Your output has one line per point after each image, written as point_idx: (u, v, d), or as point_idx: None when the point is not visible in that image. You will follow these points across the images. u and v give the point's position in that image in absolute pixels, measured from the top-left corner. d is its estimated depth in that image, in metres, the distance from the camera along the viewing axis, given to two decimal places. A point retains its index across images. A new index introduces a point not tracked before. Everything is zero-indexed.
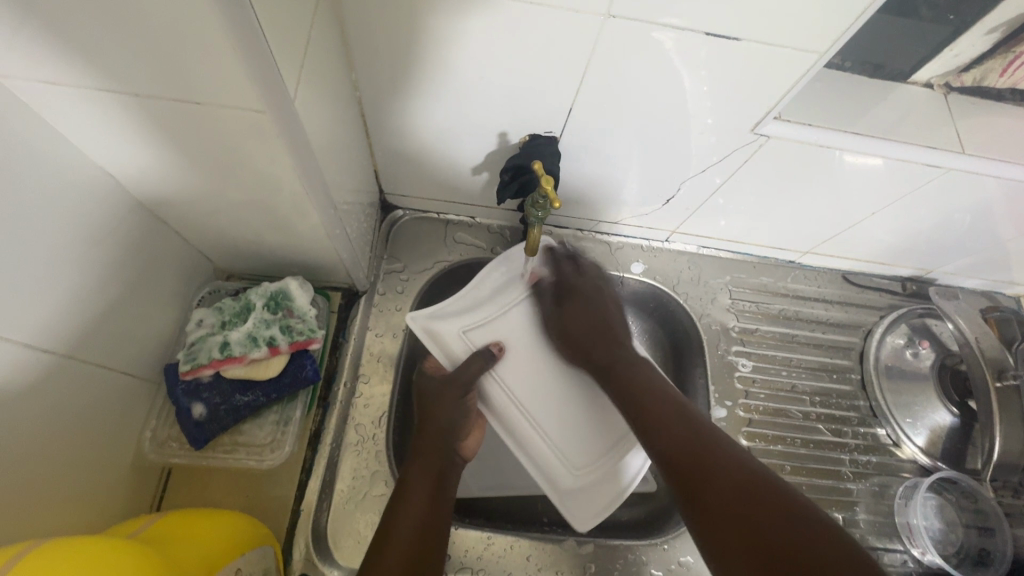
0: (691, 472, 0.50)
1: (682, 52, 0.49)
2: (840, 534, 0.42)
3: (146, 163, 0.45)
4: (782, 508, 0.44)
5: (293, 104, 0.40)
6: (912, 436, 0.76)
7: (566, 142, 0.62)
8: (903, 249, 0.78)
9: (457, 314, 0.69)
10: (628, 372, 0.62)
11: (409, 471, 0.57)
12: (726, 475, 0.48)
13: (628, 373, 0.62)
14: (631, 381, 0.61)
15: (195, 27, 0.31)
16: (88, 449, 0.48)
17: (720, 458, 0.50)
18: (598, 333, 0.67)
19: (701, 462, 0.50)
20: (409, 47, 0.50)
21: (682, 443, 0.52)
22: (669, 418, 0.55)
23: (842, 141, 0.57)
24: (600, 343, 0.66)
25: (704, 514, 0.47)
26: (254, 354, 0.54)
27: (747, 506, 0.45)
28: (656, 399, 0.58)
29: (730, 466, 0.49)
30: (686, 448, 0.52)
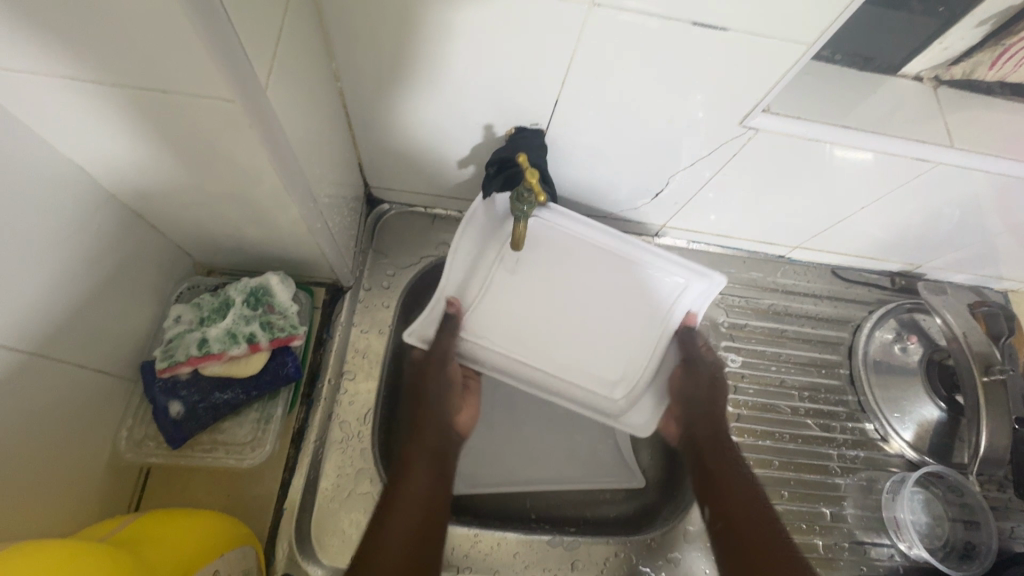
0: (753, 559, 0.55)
1: (671, 43, 0.48)
2: None
3: (118, 156, 0.44)
4: None
5: (266, 93, 0.38)
6: (900, 431, 0.76)
7: (553, 135, 0.61)
8: (892, 243, 0.78)
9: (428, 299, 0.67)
10: (721, 451, 0.64)
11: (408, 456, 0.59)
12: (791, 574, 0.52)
13: (721, 452, 0.64)
14: (719, 467, 0.63)
15: (157, 10, 0.30)
16: (60, 449, 0.46)
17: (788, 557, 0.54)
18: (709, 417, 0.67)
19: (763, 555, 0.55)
20: (390, 37, 0.49)
21: (754, 538, 0.57)
22: (747, 507, 0.59)
23: (832, 135, 0.57)
24: (709, 422, 0.66)
25: None
26: (233, 351, 0.53)
27: None
28: (740, 487, 0.61)
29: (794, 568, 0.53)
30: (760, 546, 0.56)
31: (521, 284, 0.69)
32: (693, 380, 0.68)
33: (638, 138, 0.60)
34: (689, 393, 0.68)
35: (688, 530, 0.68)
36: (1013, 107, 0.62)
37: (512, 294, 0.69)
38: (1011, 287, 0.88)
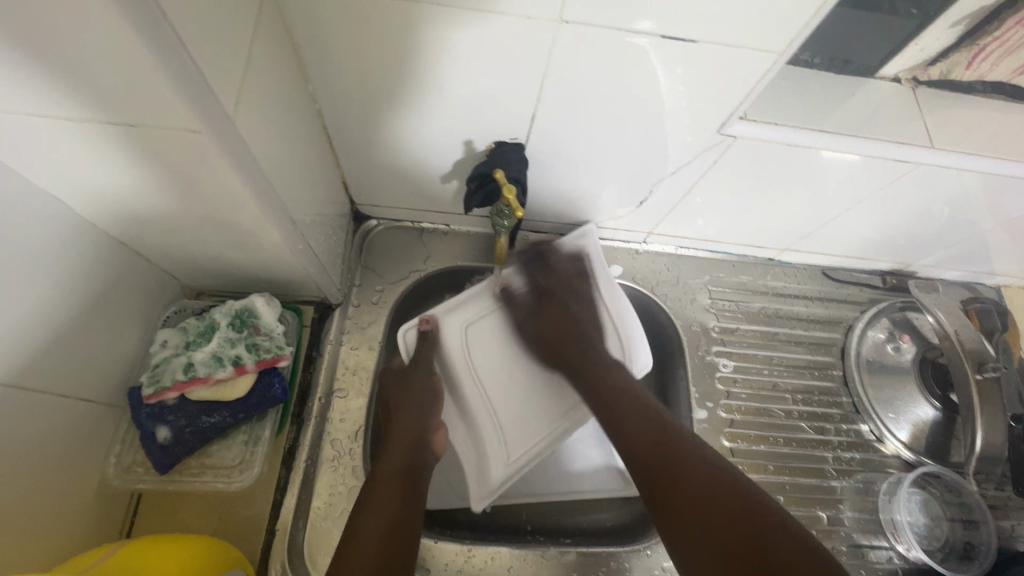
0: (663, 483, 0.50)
1: (641, 55, 0.48)
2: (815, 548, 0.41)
3: (95, 187, 0.44)
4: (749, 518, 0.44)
5: (235, 121, 0.39)
6: (895, 431, 0.76)
7: (533, 149, 0.61)
8: (880, 243, 0.78)
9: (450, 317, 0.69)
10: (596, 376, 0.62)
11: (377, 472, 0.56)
12: (706, 499, 0.47)
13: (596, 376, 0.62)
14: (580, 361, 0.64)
15: (116, 46, 0.30)
16: (47, 480, 0.47)
17: (699, 466, 0.50)
18: (555, 339, 0.66)
19: (669, 476, 0.50)
20: (364, 59, 0.50)
21: (655, 453, 0.52)
22: (652, 439, 0.54)
23: (811, 140, 0.57)
24: (563, 348, 0.65)
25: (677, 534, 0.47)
26: (219, 374, 0.53)
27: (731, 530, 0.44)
28: (640, 431, 0.55)
29: (711, 484, 0.48)
30: (652, 452, 0.52)
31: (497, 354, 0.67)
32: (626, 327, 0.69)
33: (619, 148, 0.61)
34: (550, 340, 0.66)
35: None
36: (992, 104, 0.62)
37: (490, 373, 0.66)
38: (1004, 282, 0.88)
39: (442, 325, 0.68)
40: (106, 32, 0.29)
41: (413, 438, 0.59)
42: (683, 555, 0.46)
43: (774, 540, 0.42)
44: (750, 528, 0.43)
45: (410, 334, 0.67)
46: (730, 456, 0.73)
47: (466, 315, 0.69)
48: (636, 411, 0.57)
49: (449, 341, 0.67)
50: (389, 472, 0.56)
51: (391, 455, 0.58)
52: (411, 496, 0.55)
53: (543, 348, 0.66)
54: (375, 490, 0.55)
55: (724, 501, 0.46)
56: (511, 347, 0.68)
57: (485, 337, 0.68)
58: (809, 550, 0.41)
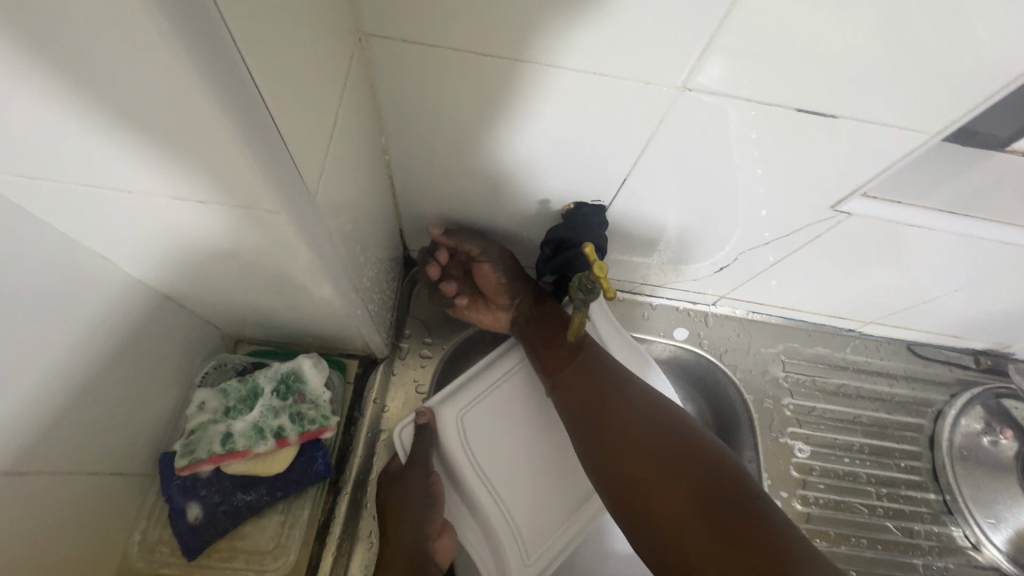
0: (645, 483, 0.49)
1: (761, 128, 0.42)
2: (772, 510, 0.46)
3: (145, 249, 0.39)
4: (725, 493, 0.47)
5: (307, 189, 0.34)
6: (992, 537, 0.68)
7: (616, 210, 0.55)
8: (982, 323, 0.70)
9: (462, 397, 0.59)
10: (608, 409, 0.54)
11: None
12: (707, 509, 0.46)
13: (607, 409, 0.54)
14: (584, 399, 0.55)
15: (195, 121, 0.26)
16: (65, 568, 0.42)
17: (682, 444, 0.50)
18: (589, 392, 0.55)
19: (658, 472, 0.49)
20: (447, 112, 0.44)
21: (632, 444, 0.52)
22: (637, 441, 0.51)
23: (933, 220, 0.51)
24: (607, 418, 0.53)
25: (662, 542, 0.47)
26: (259, 448, 0.48)
27: (707, 507, 0.47)
28: (616, 412, 0.54)
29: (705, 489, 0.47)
30: (634, 442, 0.51)
31: (512, 440, 0.58)
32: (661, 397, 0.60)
33: (708, 213, 0.54)
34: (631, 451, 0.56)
35: None
36: None
37: (501, 471, 0.56)
38: None
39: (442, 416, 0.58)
40: (178, 98, 0.24)
41: (411, 555, 0.52)
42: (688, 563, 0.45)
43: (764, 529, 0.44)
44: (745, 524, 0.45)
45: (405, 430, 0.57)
46: None
47: (468, 402, 0.58)
48: (613, 398, 0.55)
49: (451, 438, 0.56)
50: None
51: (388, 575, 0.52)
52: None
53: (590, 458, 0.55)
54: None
55: (699, 477, 0.48)
56: (527, 434, 0.58)
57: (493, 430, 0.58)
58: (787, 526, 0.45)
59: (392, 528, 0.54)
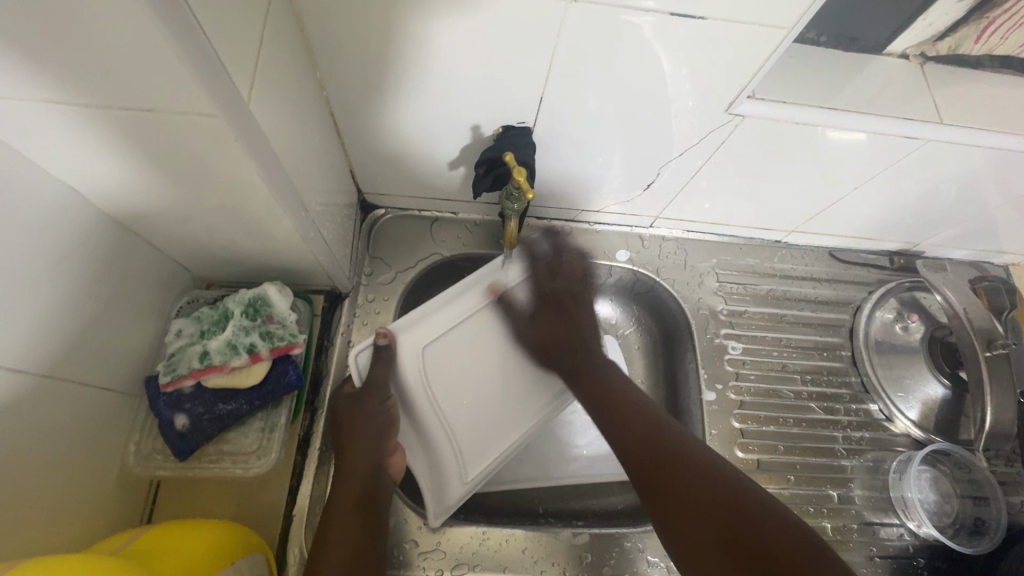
0: (656, 463, 0.55)
1: (688, 47, 0.49)
2: (803, 530, 0.46)
3: (108, 178, 0.44)
4: (729, 496, 0.50)
5: (248, 106, 0.39)
6: (904, 411, 0.76)
7: (541, 132, 0.61)
8: (889, 223, 0.78)
9: (422, 325, 0.63)
10: (598, 380, 0.66)
11: (334, 507, 0.55)
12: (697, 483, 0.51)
13: (598, 380, 0.66)
14: (587, 376, 0.67)
15: (135, 35, 0.30)
16: (70, 468, 0.47)
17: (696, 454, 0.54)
18: (566, 337, 0.69)
19: (665, 455, 0.55)
20: (373, 43, 0.49)
21: (649, 434, 0.57)
22: (646, 428, 0.58)
23: (819, 117, 0.57)
24: (568, 351, 0.69)
25: (669, 515, 0.52)
26: (234, 362, 0.54)
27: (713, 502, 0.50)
28: (644, 413, 0.60)
29: (700, 475, 0.52)
30: (648, 436, 0.57)
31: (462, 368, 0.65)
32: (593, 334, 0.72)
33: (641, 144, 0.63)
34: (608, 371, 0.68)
35: None
36: (1003, 80, 0.62)
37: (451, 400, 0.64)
38: (1012, 260, 0.87)
39: (400, 341, 0.62)
40: (110, 5, 0.29)
41: (368, 465, 0.58)
42: (674, 534, 0.51)
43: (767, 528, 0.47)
44: (752, 516, 0.48)
45: (364, 354, 0.61)
46: (740, 437, 0.73)
47: (429, 336, 0.63)
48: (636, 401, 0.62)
49: (406, 362, 0.62)
50: (344, 507, 0.56)
51: (343, 487, 0.57)
52: (366, 515, 0.56)
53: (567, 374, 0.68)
54: (330, 528, 0.54)
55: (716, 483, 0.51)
56: (482, 351, 0.67)
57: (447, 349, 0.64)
58: (795, 531, 0.46)
59: (348, 439, 0.59)
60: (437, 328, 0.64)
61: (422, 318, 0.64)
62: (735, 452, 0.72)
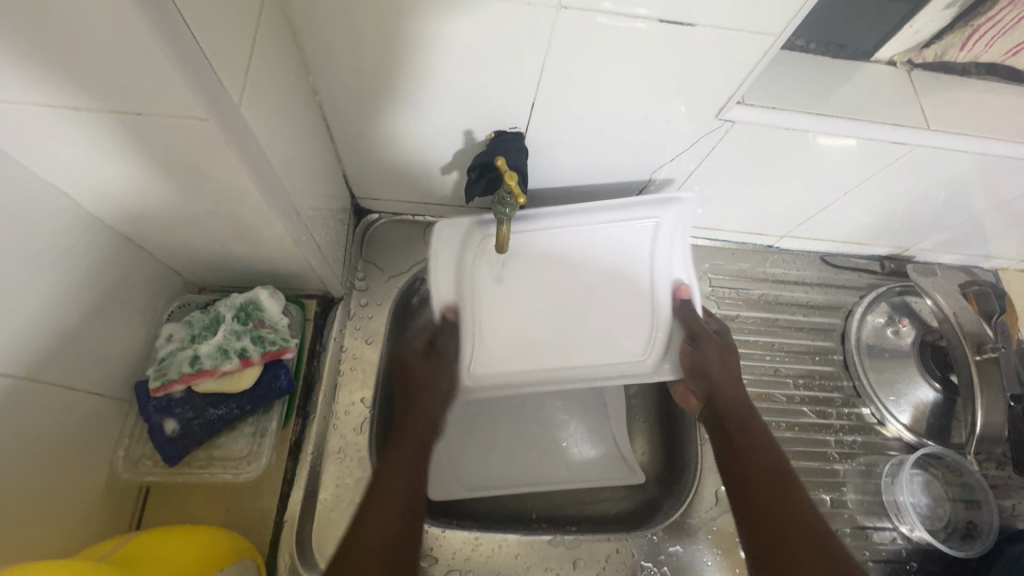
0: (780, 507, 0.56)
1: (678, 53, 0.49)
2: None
3: (99, 182, 0.44)
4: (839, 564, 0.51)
5: (240, 111, 0.39)
6: (896, 414, 0.77)
7: (533, 138, 0.61)
8: (879, 228, 0.78)
9: (479, 246, 0.67)
10: (741, 422, 0.64)
11: (393, 454, 0.59)
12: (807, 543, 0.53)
13: (740, 423, 0.64)
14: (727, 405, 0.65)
15: (125, 40, 0.31)
16: (57, 474, 0.47)
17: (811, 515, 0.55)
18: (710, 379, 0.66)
19: (789, 505, 0.56)
20: (366, 48, 0.49)
21: (766, 489, 0.58)
22: (777, 483, 0.58)
23: (809, 123, 0.57)
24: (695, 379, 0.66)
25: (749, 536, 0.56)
26: (225, 367, 0.54)
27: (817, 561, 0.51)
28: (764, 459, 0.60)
29: (816, 533, 0.54)
30: (780, 494, 0.57)
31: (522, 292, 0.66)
32: (708, 346, 0.67)
33: (633, 149, 0.63)
34: (705, 368, 0.66)
35: (688, 524, 0.67)
36: (988, 86, 0.63)
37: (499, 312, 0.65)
38: (1001, 265, 0.88)
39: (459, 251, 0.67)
40: (100, 9, 0.29)
41: (423, 427, 0.63)
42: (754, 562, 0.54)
43: (808, 563, 0.51)
44: (792, 547, 0.53)
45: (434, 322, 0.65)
46: None
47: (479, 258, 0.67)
48: (753, 445, 0.62)
49: (459, 276, 0.66)
50: (405, 454, 0.60)
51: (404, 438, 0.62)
52: (415, 459, 0.60)
53: (706, 386, 0.66)
54: (388, 457, 0.59)
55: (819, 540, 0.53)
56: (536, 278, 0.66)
57: (509, 283, 0.66)
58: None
59: (413, 402, 0.64)
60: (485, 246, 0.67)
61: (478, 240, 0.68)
62: None
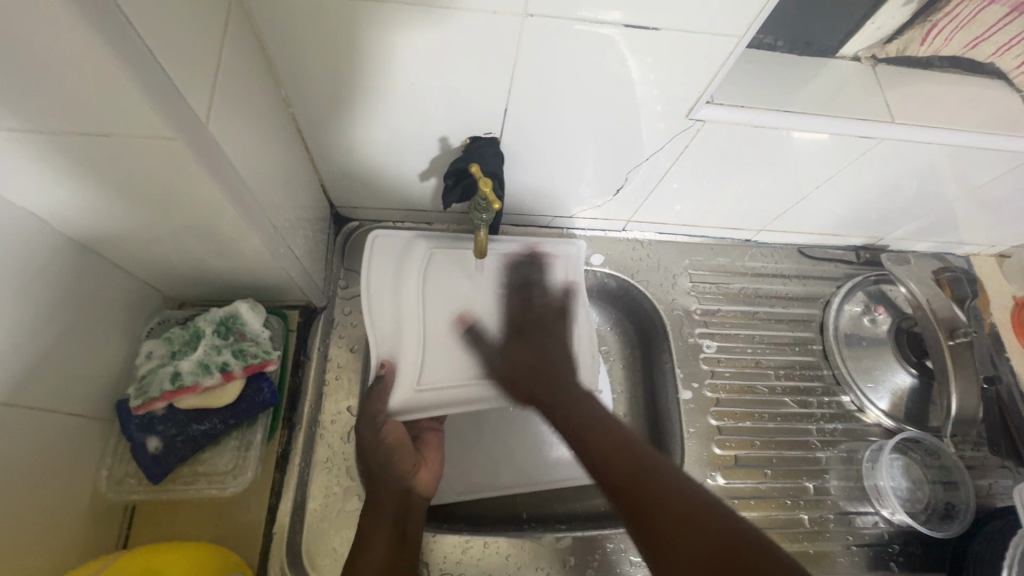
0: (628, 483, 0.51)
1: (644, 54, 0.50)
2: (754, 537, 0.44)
3: (66, 204, 0.44)
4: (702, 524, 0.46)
5: (206, 128, 0.39)
6: (875, 401, 0.78)
7: (508, 142, 0.62)
8: (853, 219, 0.80)
9: (401, 262, 0.67)
10: (571, 402, 0.59)
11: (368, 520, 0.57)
12: (659, 485, 0.49)
13: (570, 403, 0.59)
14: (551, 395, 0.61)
15: (84, 60, 0.31)
16: (39, 498, 0.47)
17: (647, 463, 0.52)
18: (538, 368, 0.62)
19: (625, 465, 0.52)
20: (336, 59, 0.50)
21: (602, 443, 0.55)
22: (602, 437, 0.55)
23: (777, 120, 0.58)
24: (539, 379, 0.61)
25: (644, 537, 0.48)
26: (206, 382, 0.54)
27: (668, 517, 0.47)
28: (590, 422, 0.57)
29: (660, 486, 0.49)
30: (609, 445, 0.54)
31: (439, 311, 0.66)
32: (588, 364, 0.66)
33: (607, 152, 0.64)
34: (523, 363, 0.62)
35: None
36: (950, 78, 0.65)
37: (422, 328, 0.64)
38: (973, 250, 0.90)
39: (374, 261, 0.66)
40: (54, 30, 0.29)
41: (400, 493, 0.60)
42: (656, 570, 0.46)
43: (667, 514, 0.47)
44: (654, 504, 0.48)
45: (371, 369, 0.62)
46: (717, 434, 0.74)
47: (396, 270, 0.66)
48: (570, 406, 0.59)
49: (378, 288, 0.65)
50: (383, 527, 0.57)
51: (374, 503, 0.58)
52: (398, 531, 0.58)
53: (527, 381, 0.62)
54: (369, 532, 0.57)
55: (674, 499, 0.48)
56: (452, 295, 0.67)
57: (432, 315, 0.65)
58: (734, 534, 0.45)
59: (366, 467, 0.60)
60: (408, 260, 0.67)
61: (398, 256, 0.67)
62: (713, 448, 0.73)
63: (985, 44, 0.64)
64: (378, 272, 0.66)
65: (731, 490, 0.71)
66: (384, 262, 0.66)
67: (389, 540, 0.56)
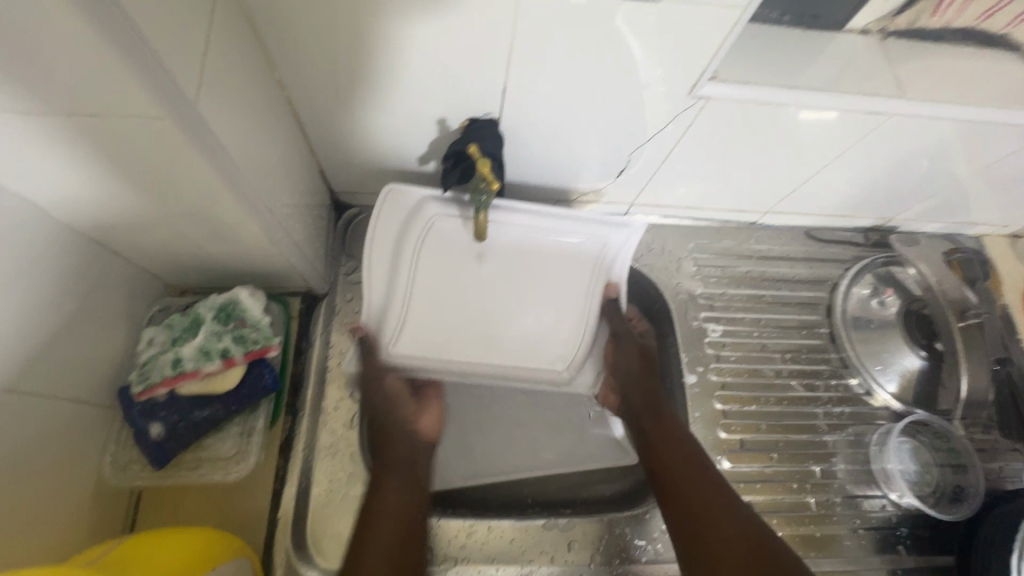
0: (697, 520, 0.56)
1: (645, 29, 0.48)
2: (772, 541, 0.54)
3: (61, 190, 0.44)
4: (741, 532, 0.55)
5: (196, 108, 0.38)
6: (883, 384, 0.77)
7: (507, 123, 0.61)
8: (862, 200, 0.78)
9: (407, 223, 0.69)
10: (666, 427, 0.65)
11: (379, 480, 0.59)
12: (723, 539, 0.55)
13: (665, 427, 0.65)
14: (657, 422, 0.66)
15: (68, 37, 0.30)
16: (44, 483, 0.47)
17: (728, 511, 0.57)
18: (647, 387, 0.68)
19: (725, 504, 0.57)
20: (329, 39, 0.49)
21: (692, 476, 0.60)
22: (693, 472, 0.60)
23: (783, 97, 0.57)
24: (650, 396, 0.68)
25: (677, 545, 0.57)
26: (207, 368, 0.54)
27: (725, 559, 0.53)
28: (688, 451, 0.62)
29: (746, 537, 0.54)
30: (707, 481, 0.59)
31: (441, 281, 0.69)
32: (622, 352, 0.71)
33: (610, 131, 0.63)
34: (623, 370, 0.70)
35: None
36: (962, 51, 0.63)
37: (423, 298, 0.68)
38: (984, 231, 0.89)
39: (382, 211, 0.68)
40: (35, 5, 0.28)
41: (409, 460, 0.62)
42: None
43: (723, 535, 0.55)
44: (710, 525, 0.56)
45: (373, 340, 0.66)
46: (722, 418, 0.74)
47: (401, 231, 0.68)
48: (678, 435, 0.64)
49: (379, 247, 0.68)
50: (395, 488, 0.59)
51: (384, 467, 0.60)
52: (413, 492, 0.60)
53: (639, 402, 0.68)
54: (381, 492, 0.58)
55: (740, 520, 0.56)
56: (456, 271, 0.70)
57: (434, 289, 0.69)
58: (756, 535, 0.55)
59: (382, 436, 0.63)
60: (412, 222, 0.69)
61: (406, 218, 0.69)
62: (718, 433, 0.73)
63: (1000, 14, 0.62)
64: (386, 226, 0.68)
65: (737, 474, 0.71)
66: (390, 220, 0.68)
67: (407, 503, 0.58)
